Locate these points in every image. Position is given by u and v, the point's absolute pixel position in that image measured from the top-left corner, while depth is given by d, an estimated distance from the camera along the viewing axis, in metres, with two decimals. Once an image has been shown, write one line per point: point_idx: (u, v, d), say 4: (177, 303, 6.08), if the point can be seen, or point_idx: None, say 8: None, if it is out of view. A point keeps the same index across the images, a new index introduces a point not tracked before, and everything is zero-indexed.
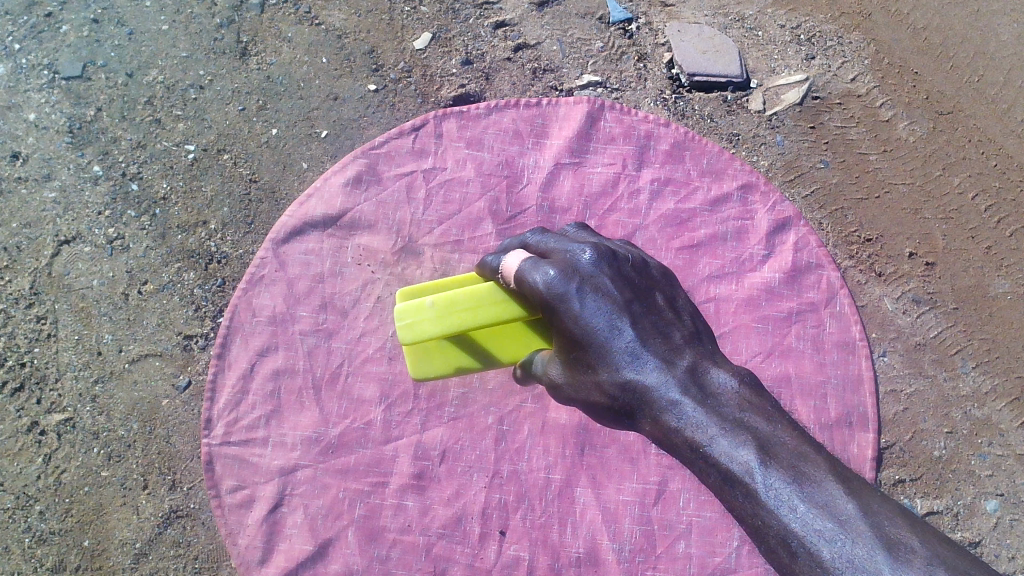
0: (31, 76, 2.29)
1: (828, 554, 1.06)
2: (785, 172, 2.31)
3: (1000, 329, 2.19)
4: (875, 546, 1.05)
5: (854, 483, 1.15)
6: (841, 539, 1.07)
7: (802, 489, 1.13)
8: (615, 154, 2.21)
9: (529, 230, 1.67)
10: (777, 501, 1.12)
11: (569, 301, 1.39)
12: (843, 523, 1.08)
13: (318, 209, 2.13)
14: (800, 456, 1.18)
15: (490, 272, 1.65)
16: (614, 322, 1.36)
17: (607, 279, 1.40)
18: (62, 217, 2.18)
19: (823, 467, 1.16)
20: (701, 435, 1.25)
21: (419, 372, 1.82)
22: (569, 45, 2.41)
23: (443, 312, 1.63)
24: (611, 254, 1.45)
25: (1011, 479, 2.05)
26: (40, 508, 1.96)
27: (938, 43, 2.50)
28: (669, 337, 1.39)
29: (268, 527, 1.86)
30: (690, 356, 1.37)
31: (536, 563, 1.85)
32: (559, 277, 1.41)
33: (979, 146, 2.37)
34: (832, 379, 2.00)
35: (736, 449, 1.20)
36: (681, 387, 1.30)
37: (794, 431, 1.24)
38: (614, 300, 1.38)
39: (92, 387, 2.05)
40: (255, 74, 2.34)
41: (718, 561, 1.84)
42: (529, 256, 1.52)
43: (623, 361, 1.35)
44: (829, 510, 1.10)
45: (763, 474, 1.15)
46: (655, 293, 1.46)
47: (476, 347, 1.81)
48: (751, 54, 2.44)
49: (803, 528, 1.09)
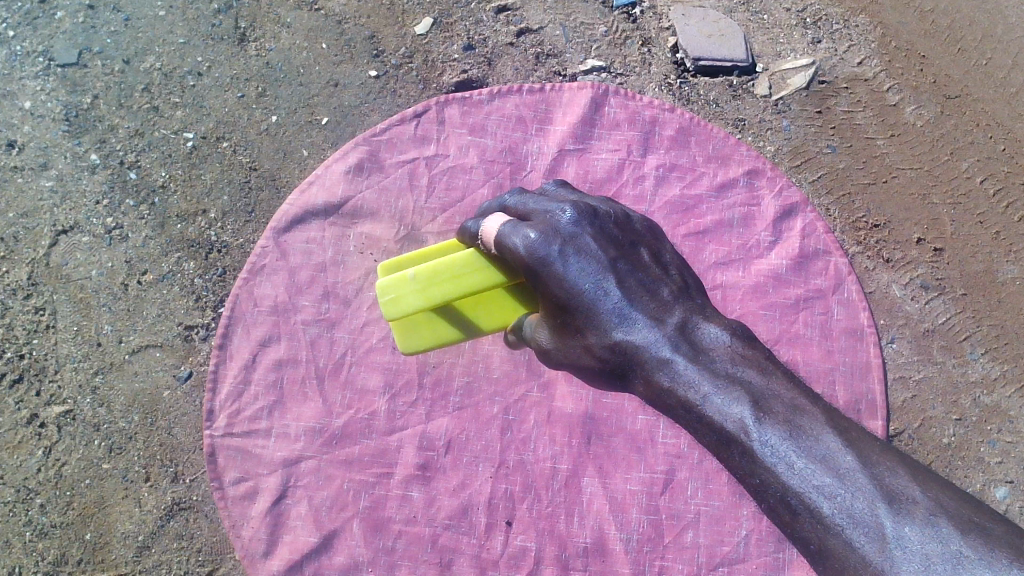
0: (26, 63, 2.26)
1: (827, 509, 1.05)
2: (792, 158, 2.29)
3: (1010, 315, 2.17)
4: (875, 499, 1.04)
5: (854, 434, 1.13)
6: (842, 494, 1.05)
7: (799, 444, 1.10)
8: (620, 139, 2.18)
9: (508, 191, 1.62)
10: (774, 458, 1.10)
11: (552, 265, 1.35)
12: (842, 477, 1.06)
13: (319, 197, 2.10)
14: (796, 409, 1.15)
15: (470, 238, 1.62)
16: (600, 283, 1.33)
17: (590, 239, 1.36)
18: (60, 206, 2.15)
19: (821, 419, 1.14)
20: (694, 394, 1.22)
21: (408, 345, 1.74)
22: (571, 30, 2.38)
23: (425, 283, 1.59)
24: (591, 211, 1.40)
25: (1022, 466, 2.04)
26: (41, 501, 1.94)
27: (946, 26, 2.46)
28: (657, 293, 1.35)
29: (272, 519, 1.85)
30: (680, 312, 1.33)
31: (543, 554, 1.83)
32: (540, 240, 1.37)
33: (988, 129, 2.34)
34: (840, 365, 1.98)
35: (730, 406, 1.18)
36: (672, 345, 1.28)
37: (791, 381, 1.22)
38: (599, 260, 1.34)
39: (92, 378, 2.02)
40: (254, 60, 2.31)
41: (726, 551, 1.83)
42: (508, 220, 1.47)
43: (611, 323, 1.32)
44: (828, 463, 1.08)
45: (758, 430, 1.13)
46: (641, 248, 1.41)
47: (461, 315, 1.73)
48: (757, 37, 2.40)
49: (801, 483, 1.07)
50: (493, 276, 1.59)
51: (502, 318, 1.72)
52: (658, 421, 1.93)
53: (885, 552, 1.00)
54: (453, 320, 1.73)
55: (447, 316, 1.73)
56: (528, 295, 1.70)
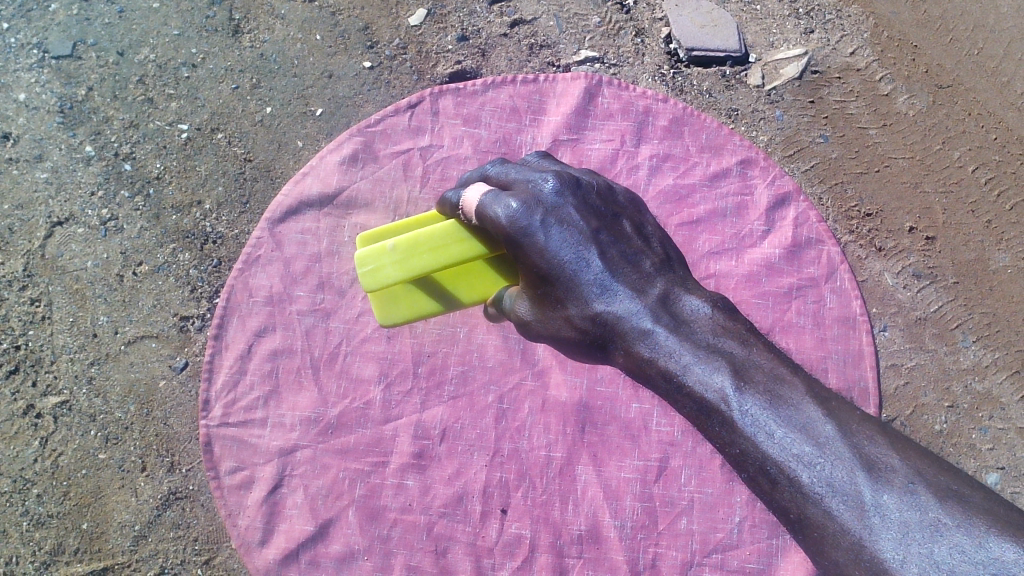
0: (21, 56, 2.26)
1: (806, 478, 1.06)
2: (784, 147, 2.29)
3: (1001, 302, 2.18)
4: (854, 467, 1.05)
5: (834, 403, 1.14)
6: (820, 462, 1.06)
7: (778, 413, 1.12)
8: (613, 130, 2.19)
9: (490, 161, 1.61)
10: (754, 427, 1.12)
11: (534, 235, 1.34)
12: (821, 445, 1.07)
13: (314, 188, 2.11)
14: (776, 379, 1.17)
15: (451, 209, 1.62)
16: (581, 254, 1.33)
17: (573, 210, 1.35)
18: (55, 198, 2.15)
19: (801, 389, 1.15)
20: (675, 364, 1.24)
21: (388, 319, 1.75)
22: (565, 21, 2.38)
23: (404, 255, 1.59)
24: (574, 181, 1.39)
25: (1012, 453, 2.06)
26: (38, 491, 1.95)
27: (938, 16, 2.47)
28: (639, 265, 1.36)
29: (268, 508, 1.86)
30: (662, 284, 1.35)
31: (537, 541, 1.84)
32: (522, 210, 1.35)
33: (979, 119, 2.35)
34: (833, 353, 2.00)
35: (710, 376, 1.19)
36: (653, 317, 1.29)
37: (771, 353, 1.23)
38: (580, 231, 1.34)
39: (88, 369, 2.03)
40: (248, 52, 2.31)
41: (719, 537, 1.84)
42: (488, 190, 1.46)
43: (592, 294, 1.33)
44: (807, 432, 1.09)
45: (738, 400, 1.15)
46: (623, 221, 1.41)
47: (441, 290, 1.73)
48: (750, 28, 2.41)
49: (781, 452, 1.09)
50: (473, 248, 1.59)
51: (482, 290, 1.72)
52: (652, 409, 1.94)
53: (863, 520, 1.01)
54: (433, 295, 1.74)
55: (428, 290, 1.74)
56: (508, 266, 1.70)
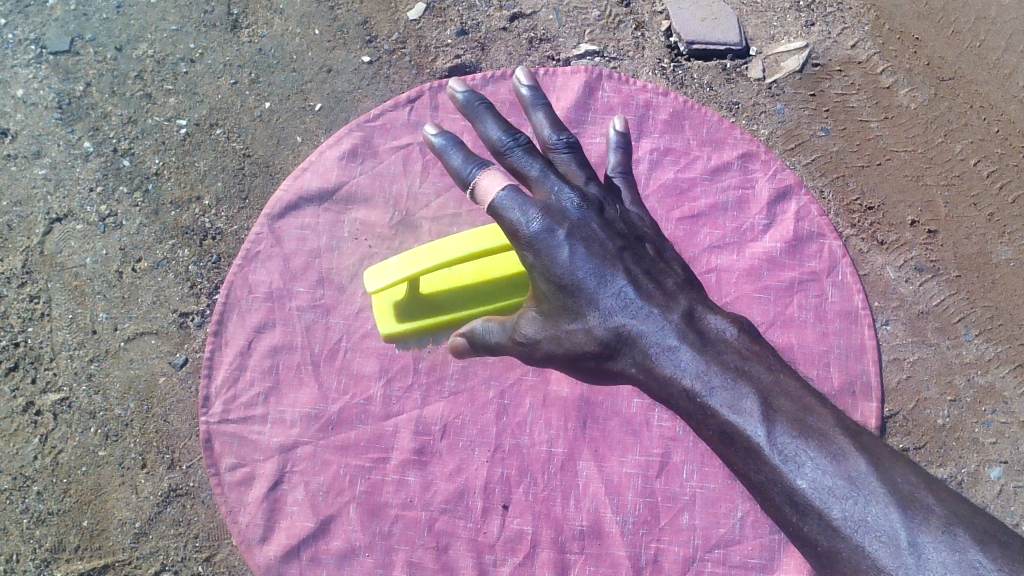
0: (19, 51, 2.25)
1: (838, 512, 1.07)
2: (785, 141, 2.28)
3: (1003, 295, 2.16)
4: (888, 504, 1.06)
5: (861, 437, 1.16)
6: (853, 498, 1.07)
7: (809, 443, 1.12)
8: (614, 124, 2.19)
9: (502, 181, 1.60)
10: (787, 456, 1.11)
11: (557, 250, 1.35)
12: (854, 481, 1.08)
13: (313, 183, 2.11)
14: (805, 408, 1.17)
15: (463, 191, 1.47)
16: (603, 271, 1.34)
17: (596, 229, 1.38)
18: (54, 194, 2.15)
19: (828, 419, 1.16)
20: (700, 384, 1.22)
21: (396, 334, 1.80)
22: (565, 14, 2.37)
23: (406, 261, 1.67)
24: (596, 203, 1.42)
25: (1015, 447, 2.04)
26: (39, 488, 1.95)
27: (940, 8, 2.45)
28: (661, 283, 1.36)
29: (268, 505, 1.86)
30: (685, 300, 1.34)
31: (539, 537, 1.83)
32: (545, 223, 1.36)
33: (981, 112, 2.33)
34: (835, 348, 1.99)
35: (740, 401, 1.18)
36: (678, 335, 1.27)
37: (797, 379, 1.23)
38: (604, 248, 1.36)
39: (87, 366, 2.02)
40: (246, 47, 2.30)
41: (722, 532, 1.84)
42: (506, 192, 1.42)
43: (613, 307, 1.32)
44: (839, 465, 1.09)
45: (769, 429, 1.14)
46: (645, 245, 1.43)
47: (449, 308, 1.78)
48: (751, 20, 2.39)
49: (811, 485, 1.09)
50: (469, 251, 1.65)
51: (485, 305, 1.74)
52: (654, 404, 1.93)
53: (897, 557, 1.03)
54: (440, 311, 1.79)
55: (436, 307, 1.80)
56: None
